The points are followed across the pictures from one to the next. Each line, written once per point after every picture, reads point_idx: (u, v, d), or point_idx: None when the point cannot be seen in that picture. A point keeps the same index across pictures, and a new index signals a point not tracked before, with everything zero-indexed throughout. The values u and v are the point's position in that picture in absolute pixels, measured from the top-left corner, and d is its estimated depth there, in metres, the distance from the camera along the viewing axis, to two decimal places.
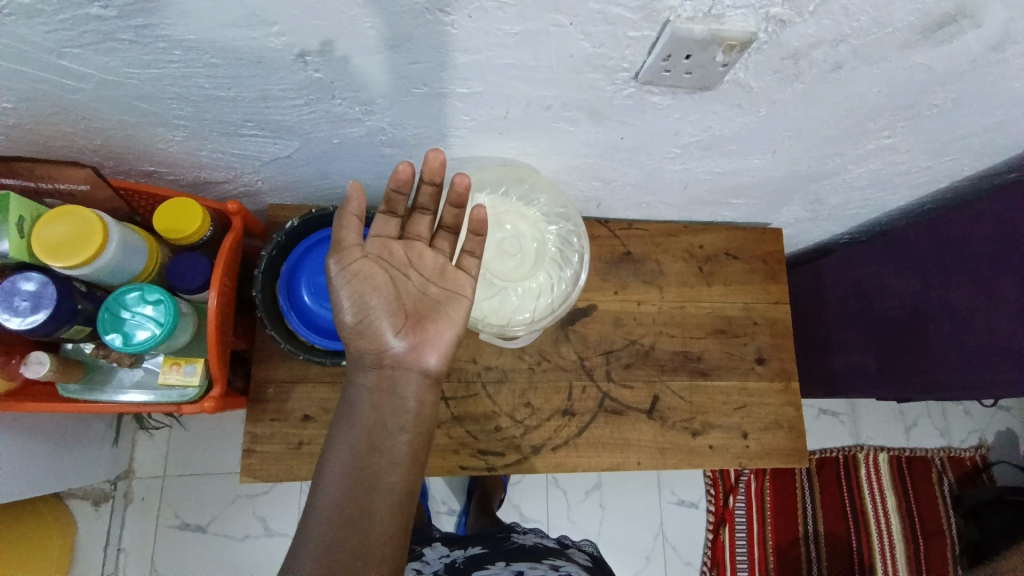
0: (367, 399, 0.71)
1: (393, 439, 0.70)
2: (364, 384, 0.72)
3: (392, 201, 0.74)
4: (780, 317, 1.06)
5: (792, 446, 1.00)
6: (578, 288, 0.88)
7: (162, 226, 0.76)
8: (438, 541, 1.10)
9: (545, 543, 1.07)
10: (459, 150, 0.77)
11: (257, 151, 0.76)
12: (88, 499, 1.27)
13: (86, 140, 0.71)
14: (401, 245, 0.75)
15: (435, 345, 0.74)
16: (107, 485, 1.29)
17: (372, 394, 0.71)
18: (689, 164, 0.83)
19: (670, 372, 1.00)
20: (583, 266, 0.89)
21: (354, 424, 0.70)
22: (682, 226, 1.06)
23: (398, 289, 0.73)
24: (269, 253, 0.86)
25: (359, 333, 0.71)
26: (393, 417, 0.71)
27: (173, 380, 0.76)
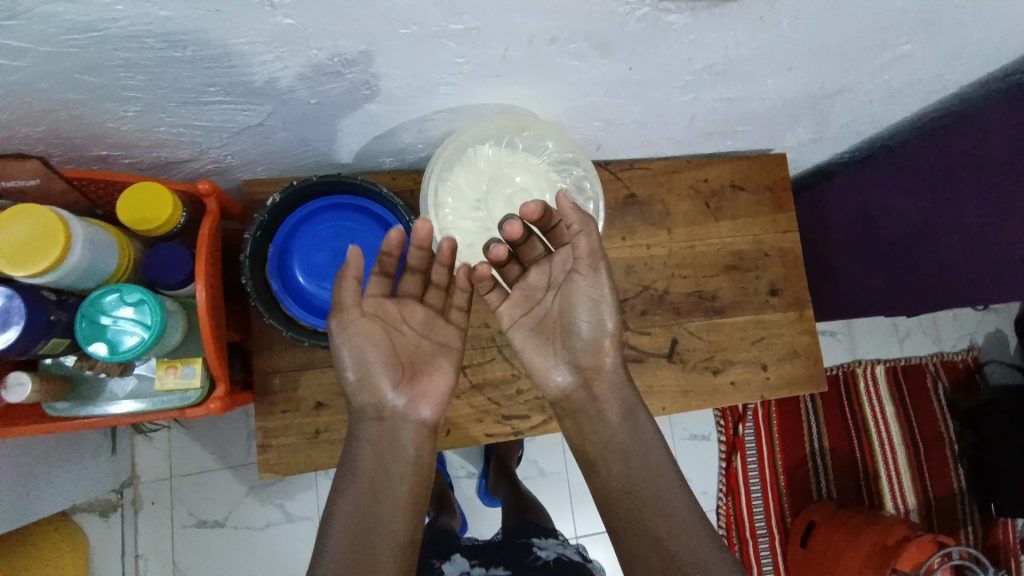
0: (367, 450, 0.69)
1: (396, 482, 0.68)
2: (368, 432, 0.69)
3: (384, 262, 0.71)
4: (790, 247, 1.03)
5: (810, 373, 1.00)
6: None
7: (129, 216, 0.68)
8: (456, 552, 0.96)
9: (570, 558, 0.92)
10: (452, 100, 0.70)
11: (225, 121, 0.68)
12: (96, 511, 1.23)
13: (27, 128, 0.62)
14: (394, 302, 0.72)
15: (431, 396, 0.73)
16: (112, 495, 1.24)
17: (373, 443, 0.69)
18: (699, 93, 0.77)
19: (686, 314, 0.97)
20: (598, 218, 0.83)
21: (359, 472, 0.67)
22: (685, 161, 1.01)
23: (395, 345, 0.71)
24: (253, 235, 0.77)
25: (361, 390, 0.69)
26: (395, 464, 0.69)
27: (171, 385, 0.70)
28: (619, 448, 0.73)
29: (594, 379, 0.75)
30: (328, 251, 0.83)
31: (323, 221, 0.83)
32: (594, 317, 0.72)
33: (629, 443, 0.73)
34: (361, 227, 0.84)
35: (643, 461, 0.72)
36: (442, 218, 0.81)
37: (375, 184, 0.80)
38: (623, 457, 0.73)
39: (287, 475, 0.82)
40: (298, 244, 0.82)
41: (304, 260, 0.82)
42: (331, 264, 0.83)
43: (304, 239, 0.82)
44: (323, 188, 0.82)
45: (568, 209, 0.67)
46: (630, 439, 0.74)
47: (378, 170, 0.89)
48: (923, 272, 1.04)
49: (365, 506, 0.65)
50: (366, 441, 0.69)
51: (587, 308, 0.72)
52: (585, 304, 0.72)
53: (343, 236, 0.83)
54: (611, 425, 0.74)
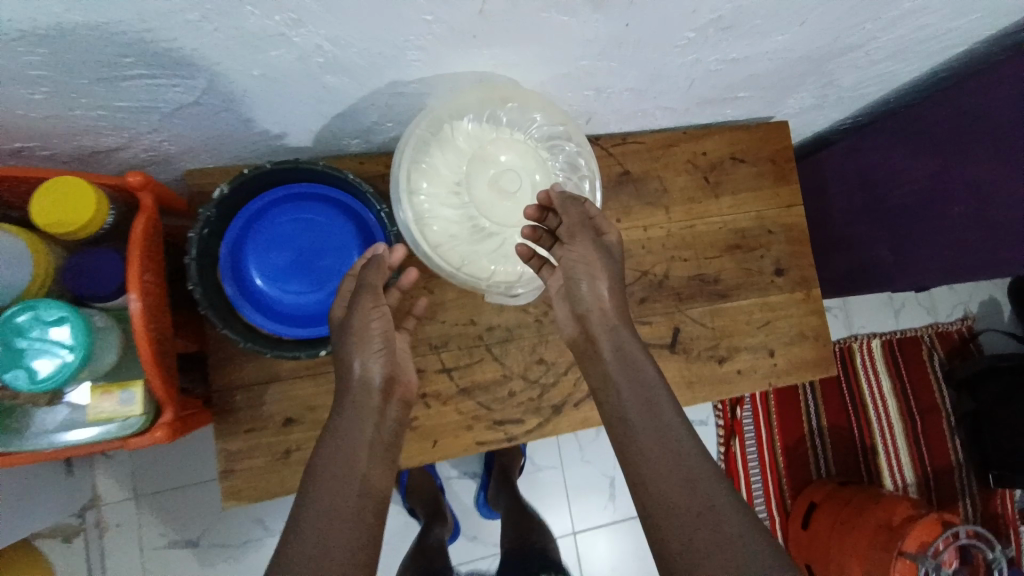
0: (337, 442, 0.61)
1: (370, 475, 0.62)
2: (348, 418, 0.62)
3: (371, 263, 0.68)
4: (795, 221, 0.96)
5: (819, 356, 0.94)
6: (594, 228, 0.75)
7: (45, 220, 0.57)
8: None
9: None
10: (423, 67, 0.60)
11: (152, 100, 0.57)
12: (58, 536, 1.13)
13: None
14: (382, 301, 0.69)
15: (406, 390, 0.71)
16: (75, 518, 1.14)
17: (353, 428, 0.62)
18: (701, 53, 0.68)
19: (688, 300, 0.90)
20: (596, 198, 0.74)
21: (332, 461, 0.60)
22: (681, 133, 0.92)
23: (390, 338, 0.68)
24: (198, 233, 0.66)
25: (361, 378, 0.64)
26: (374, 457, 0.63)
27: (106, 415, 0.60)
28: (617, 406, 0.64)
29: (592, 331, 0.67)
30: (295, 248, 0.74)
31: (285, 214, 0.74)
32: (593, 278, 0.66)
33: (631, 404, 0.64)
34: (329, 220, 0.75)
35: (642, 416, 0.62)
36: (418, 206, 0.71)
37: (340, 169, 0.70)
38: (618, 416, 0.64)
39: (255, 502, 0.73)
40: (257, 241, 0.73)
41: (266, 259, 0.73)
42: (300, 262, 0.74)
43: (264, 235, 0.73)
44: (279, 176, 0.71)
45: (558, 196, 0.66)
46: (631, 395, 0.64)
47: (343, 153, 0.79)
48: (929, 242, 0.98)
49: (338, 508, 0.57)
50: (346, 427, 0.62)
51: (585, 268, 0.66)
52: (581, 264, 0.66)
53: (310, 229, 0.74)
54: (609, 379, 0.66)
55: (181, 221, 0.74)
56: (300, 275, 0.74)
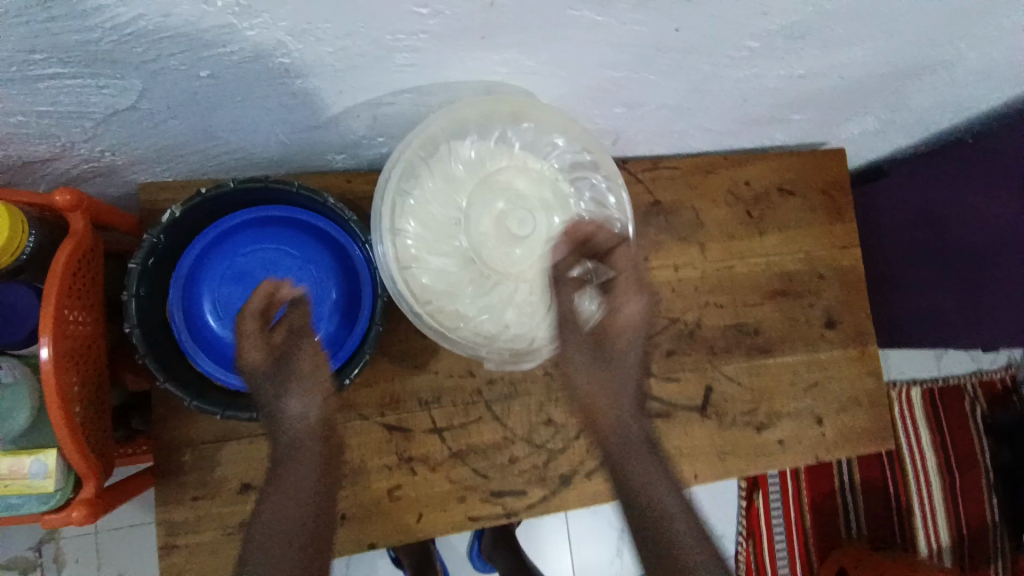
0: (277, 503, 0.56)
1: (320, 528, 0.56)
2: (281, 478, 0.56)
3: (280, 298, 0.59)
4: (851, 265, 0.83)
5: (873, 423, 0.81)
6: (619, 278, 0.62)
7: None
8: None
9: None
10: (417, 75, 0.48)
11: (77, 104, 0.45)
12: (13, 570, 1.00)
13: None
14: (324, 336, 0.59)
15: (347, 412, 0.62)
16: (30, 552, 1.01)
17: (281, 489, 0.56)
18: (761, 66, 0.56)
19: (723, 353, 0.77)
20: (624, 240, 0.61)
21: (269, 531, 0.55)
22: (722, 158, 0.79)
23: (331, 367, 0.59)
24: (142, 263, 0.54)
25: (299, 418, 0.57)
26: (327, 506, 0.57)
27: (14, 488, 0.48)
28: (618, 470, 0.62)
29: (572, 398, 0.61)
30: (258, 285, 0.62)
31: (248, 244, 0.62)
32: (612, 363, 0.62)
33: (637, 464, 0.61)
34: (299, 252, 0.63)
35: (640, 467, 0.61)
36: (403, 247, 0.59)
37: (319, 191, 0.58)
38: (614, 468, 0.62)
39: None
40: (212, 276, 0.61)
41: (222, 297, 0.62)
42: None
43: (222, 270, 0.62)
44: (246, 199, 0.60)
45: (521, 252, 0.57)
46: (633, 457, 0.62)
47: (327, 169, 0.67)
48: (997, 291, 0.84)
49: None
50: (284, 481, 0.56)
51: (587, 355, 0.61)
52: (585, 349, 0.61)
53: (277, 264, 0.63)
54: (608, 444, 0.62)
55: (133, 245, 0.63)
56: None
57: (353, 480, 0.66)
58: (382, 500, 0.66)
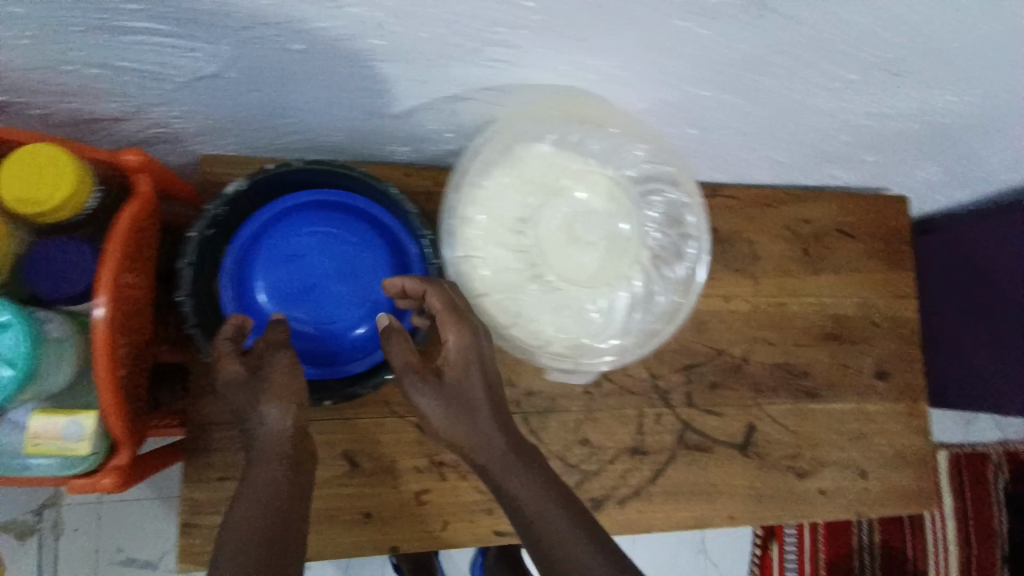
0: (240, 519, 0.45)
1: (286, 562, 0.44)
2: (248, 487, 0.46)
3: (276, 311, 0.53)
4: (908, 317, 0.79)
5: (915, 483, 0.77)
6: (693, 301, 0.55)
7: (36, 190, 0.45)
8: None
9: None
10: (503, 71, 0.47)
11: (162, 65, 0.45)
12: (10, 533, 0.94)
13: None
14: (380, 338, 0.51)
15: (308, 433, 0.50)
16: (30, 516, 0.94)
17: (246, 502, 0.45)
18: (849, 99, 0.55)
19: (768, 393, 0.74)
20: (701, 264, 0.55)
21: (229, 555, 0.43)
22: (784, 193, 0.76)
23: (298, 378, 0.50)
24: (201, 233, 0.54)
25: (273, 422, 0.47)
26: (294, 532, 0.46)
27: (46, 447, 0.47)
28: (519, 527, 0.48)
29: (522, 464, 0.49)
30: (308, 266, 0.61)
31: (303, 224, 0.61)
32: (439, 403, 0.47)
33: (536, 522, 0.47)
34: (352, 237, 0.61)
35: (563, 544, 0.46)
36: (470, 242, 0.53)
37: (382, 180, 0.57)
38: (527, 539, 0.47)
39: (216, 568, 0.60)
40: (264, 252, 0.60)
41: (272, 274, 0.60)
42: (310, 285, 0.61)
43: (274, 246, 0.60)
44: (309, 180, 0.59)
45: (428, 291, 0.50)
46: (541, 521, 0.47)
47: (387, 161, 0.66)
48: None
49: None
50: (249, 494, 0.46)
51: (429, 390, 0.47)
52: (414, 379, 0.48)
53: (330, 247, 0.61)
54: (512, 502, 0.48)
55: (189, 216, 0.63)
56: (308, 299, 0.61)
57: (383, 479, 0.65)
58: (409, 502, 0.65)
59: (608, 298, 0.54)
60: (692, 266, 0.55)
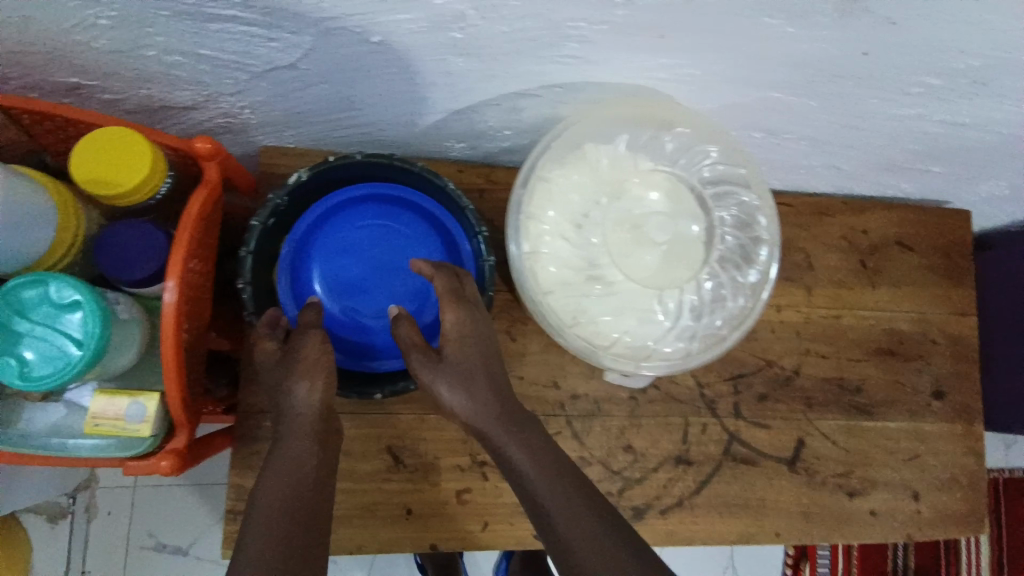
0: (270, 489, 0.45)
1: (312, 534, 0.44)
2: (277, 460, 0.46)
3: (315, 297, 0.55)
4: (965, 333, 0.76)
5: (969, 508, 0.74)
6: (763, 307, 0.53)
7: (113, 174, 0.46)
8: None
9: None
10: (575, 66, 0.46)
11: (240, 53, 0.45)
12: (42, 514, 0.93)
13: None
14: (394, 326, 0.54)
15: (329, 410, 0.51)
16: (63, 498, 0.93)
17: (277, 473, 0.46)
18: (928, 107, 0.53)
19: (820, 408, 0.71)
20: (772, 269, 0.52)
21: (260, 522, 0.43)
22: (841, 202, 0.73)
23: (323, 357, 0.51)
24: (263, 222, 0.54)
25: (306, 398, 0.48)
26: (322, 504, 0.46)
27: (106, 428, 0.48)
28: (537, 513, 0.49)
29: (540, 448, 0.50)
30: (364, 257, 0.61)
31: (361, 216, 0.61)
32: (443, 380, 0.51)
33: (557, 510, 0.48)
34: (408, 230, 0.62)
35: (583, 533, 0.46)
36: (536, 236, 0.51)
37: (440, 175, 0.57)
38: (541, 521, 0.48)
39: None
40: (322, 242, 0.61)
41: (329, 264, 0.61)
42: (365, 276, 0.61)
43: (332, 236, 0.61)
44: (367, 173, 0.59)
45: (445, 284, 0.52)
46: (560, 509, 0.48)
47: (441, 157, 0.66)
48: None
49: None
50: (280, 464, 0.46)
51: (430, 364, 0.51)
52: (419, 355, 0.51)
53: (386, 239, 0.62)
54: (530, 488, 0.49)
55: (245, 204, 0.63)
56: (362, 291, 0.61)
57: (424, 477, 0.64)
58: (450, 501, 0.64)
59: (675, 299, 0.52)
60: (763, 270, 0.53)
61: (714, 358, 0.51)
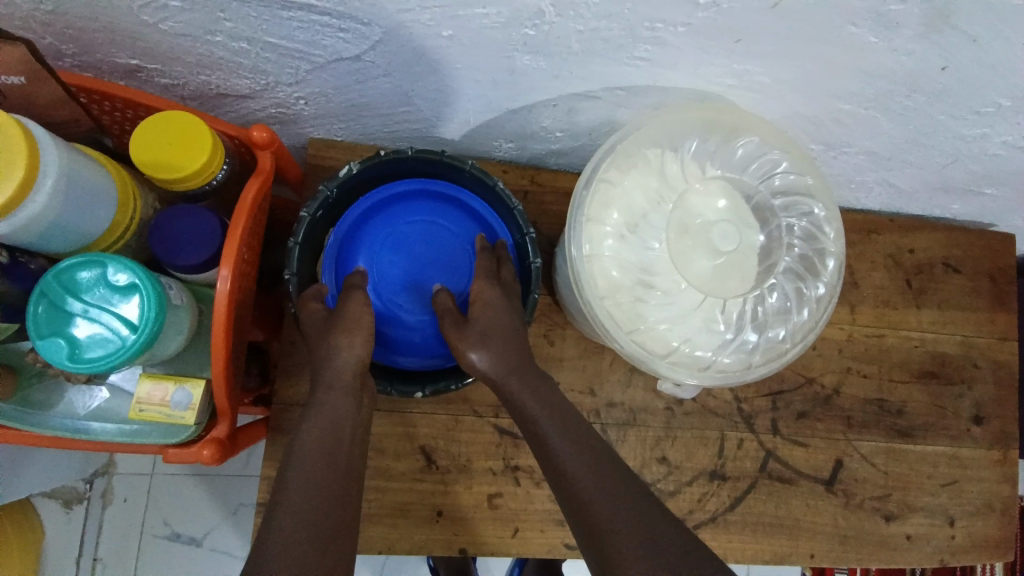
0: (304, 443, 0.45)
1: (347, 488, 0.44)
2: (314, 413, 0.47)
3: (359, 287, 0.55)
4: (1008, 359, 0.74)
5: (1007, 538, 0.72)
6: (828, 320, 0.52)
7: (174, 158, 0.46)
8: None
9: None
10: (642, 67, 0.46)
11: (307, 43, 0.45)
12: (58, 499, 0.91)
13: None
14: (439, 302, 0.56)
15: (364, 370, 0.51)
16: (80, 483, 0.92)
17: (314, 427, 0.46)
18: (995, 127, 0.52)
19: (859, 428, 0.70)
20: (838, 283, 0.52)
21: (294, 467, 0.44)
22: (887, 220, 0.72)
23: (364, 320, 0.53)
24: (312, 213, 0.54)
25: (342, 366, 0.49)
26: (356, 460, 0.47)
27: (150, 414, 0.47)
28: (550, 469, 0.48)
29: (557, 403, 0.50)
30: (412, 251, 0.61)
31: (411, 210, 0.61)
32: (467, 339, 0.52)
33: (567, 459, 0.47)
34: (457, 228, 0.61)
35: (593, 478, 0.46)
36: (597, 239, 0.50)
37: (490, 174, 0.57)
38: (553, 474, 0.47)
39: None
40: (372, 233, 0.60)
41: (378, 255, 0.60)
42: (412, 269, 0.60)
43: (383, 227, 0.60)
44: (418, 168, 0.59)
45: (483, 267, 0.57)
46: (573, 460, 0.47)
47: (488, 156, 0.65)
48: None
49: (305, 537, 0.39)
50: (318, 417, 0.47)
51: (458, 326, 0.53)
52: (449, 319, 0.54)
53: (435, 235, 0.61)
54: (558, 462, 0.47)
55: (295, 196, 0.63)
56: (408, 284, 0.60)
57: (456, 479, 0.63)
58: (481, 505, 0.63)
59: (736, 309, 0.51)
60: (829, 282, 0.52)
61: (776, 371, 0.50)
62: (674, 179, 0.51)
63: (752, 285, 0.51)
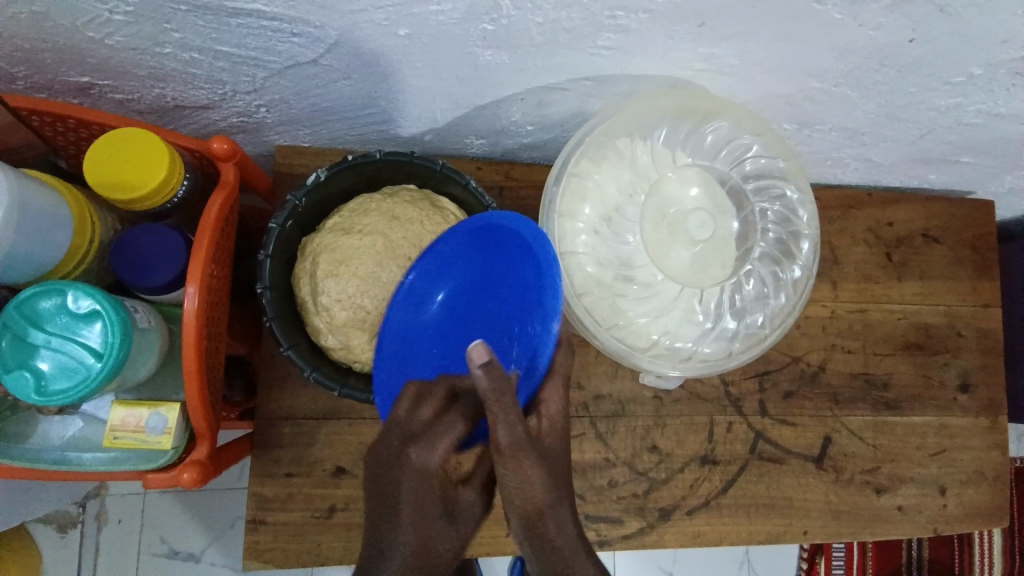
0: None
1: None
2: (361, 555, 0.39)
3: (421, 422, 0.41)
4: (991, 326, 0.75)
5: (997, 503, 0.73)
6: (807, 303, 0.52)
7: (132, 178, 0.45)
8: None
9: None
10: (609, 56, 0.45)
11: (261, 49, 0.43)
12: (52, 524, 0.90)
13: None
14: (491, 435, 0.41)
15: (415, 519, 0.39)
16: (73, 507, 0.91)
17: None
18: (968, 97, 0.52)
19: (847, 404, 0.70)
20: (813, 264, 0.52)
21: None
22: (866, 195, 0.72)
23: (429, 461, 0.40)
24: (281, 224, 0.53)
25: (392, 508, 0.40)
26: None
27: (126, 440, 0.46)
28: None
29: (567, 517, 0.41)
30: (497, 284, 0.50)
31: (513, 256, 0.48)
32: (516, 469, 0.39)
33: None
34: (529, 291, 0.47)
35: None
36: (571, 234, 0.50)
37: (462, 174, 0.56)
38: None
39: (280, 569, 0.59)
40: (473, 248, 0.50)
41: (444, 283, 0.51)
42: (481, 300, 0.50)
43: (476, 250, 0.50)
44: (387, 180, 0.58)
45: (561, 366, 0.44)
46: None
47: (460, 154, 0.64)
48: None
49: None
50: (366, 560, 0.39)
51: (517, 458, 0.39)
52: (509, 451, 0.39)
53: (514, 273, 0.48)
54: None
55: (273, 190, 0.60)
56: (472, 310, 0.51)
57: None
58: None
59: (714, 298, 0.51)
60: (805, 265, 0.52)
61: (757, 357, 0.50)
62: (646, 169, 0.51)
63: (730, 272, 0.50)
